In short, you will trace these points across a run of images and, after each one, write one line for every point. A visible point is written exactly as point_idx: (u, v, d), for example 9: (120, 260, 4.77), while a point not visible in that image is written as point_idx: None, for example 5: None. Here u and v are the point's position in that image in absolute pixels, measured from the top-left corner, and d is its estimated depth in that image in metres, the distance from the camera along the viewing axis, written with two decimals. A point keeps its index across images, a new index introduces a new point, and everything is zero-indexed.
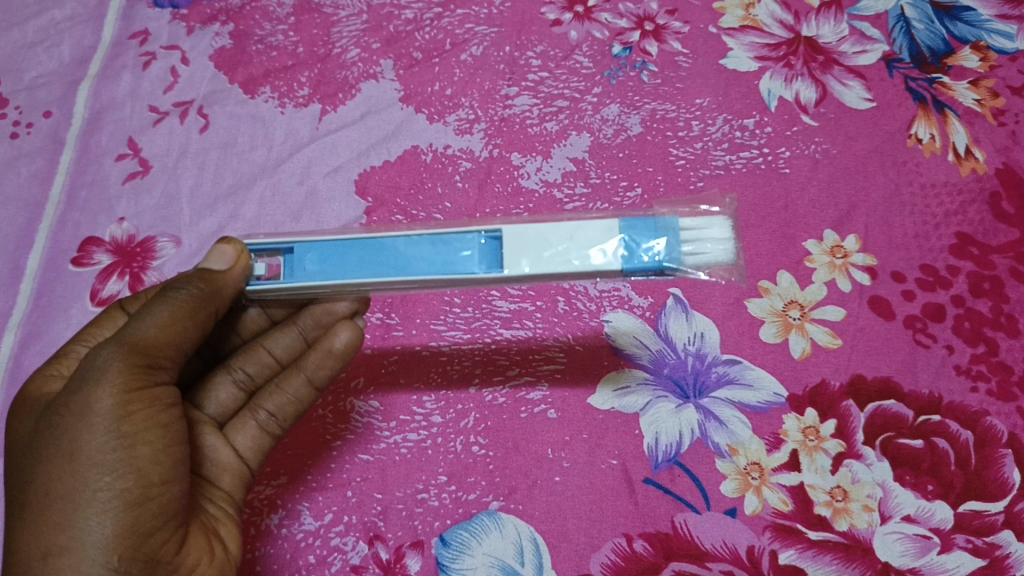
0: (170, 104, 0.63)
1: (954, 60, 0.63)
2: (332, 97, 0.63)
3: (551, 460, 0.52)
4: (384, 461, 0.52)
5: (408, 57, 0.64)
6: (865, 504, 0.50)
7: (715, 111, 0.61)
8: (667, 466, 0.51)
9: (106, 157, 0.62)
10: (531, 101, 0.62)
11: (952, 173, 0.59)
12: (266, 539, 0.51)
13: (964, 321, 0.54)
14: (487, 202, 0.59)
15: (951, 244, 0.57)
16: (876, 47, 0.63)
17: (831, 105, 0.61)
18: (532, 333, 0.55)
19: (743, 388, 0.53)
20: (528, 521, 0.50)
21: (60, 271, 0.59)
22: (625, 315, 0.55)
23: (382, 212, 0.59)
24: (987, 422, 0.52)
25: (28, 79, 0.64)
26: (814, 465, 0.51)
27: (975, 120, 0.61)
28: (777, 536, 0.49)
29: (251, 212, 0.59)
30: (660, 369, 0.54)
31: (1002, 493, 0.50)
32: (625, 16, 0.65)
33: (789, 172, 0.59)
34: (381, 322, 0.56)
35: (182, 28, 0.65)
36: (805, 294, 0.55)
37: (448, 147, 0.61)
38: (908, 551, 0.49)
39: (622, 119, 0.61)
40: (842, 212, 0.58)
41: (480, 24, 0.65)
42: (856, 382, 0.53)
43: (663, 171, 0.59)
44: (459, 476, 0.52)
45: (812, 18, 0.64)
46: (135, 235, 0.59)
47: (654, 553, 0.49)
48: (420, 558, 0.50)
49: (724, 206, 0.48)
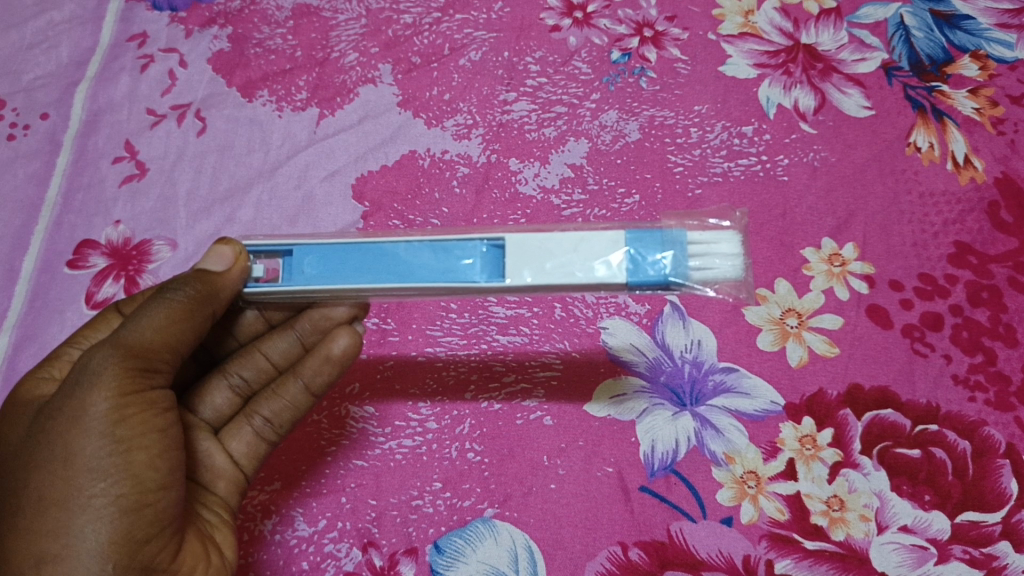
0: (168, 107, 0.63)
1: (954, 68, 0.63)
2: (331, 100, 0.63)
3: (547, 467, 0.51)
4: (379, 467, 0.52)
5: (407, 61, 0.64)
6: (862, 514, 0.49)
7: (713, 118, 0.61)
8: (663, 474, 0.51)
9: (103, 159, 0.62)
10: (530, 106, 0.62)
11: (951, 181, 0.59)
12: (259, 545, 0.50)
13: (963, 330, 0.54)
14: (484, 207, 0.59)
15: (949, 253, 0.57)
16: (875, 55, 0.63)
17: (830, 113, 0.61)
18: (529, 339, 0.55)
19: (739, 396, 0.53)
20: (523, 528, 0.50)
21: (56, 274, 0.58)
22: (622, 322, 0.55)
23: (379, 217, 0.59)
24: (984, 432, 0.51)
25: (26, 81, 0.64)
26: (810, 474, 0.51)
27: (974, 128, 0.61)
28: (772, 545, 0.49)
29: (248, 215, 0.59)
30: (657, 376, 0.54)
31: (1000, 503, 0.50)
32: (624, 22, 0.65)
33: (787, 180, 0.59)
34: (376, 328, 0.56)
35: (180, 31, 0.65)
36: (803, 302, 0.55)
37: (446, 151, 0.61)
38: (904, 562, 0.48)
39: (620, 125, 0.61)
40: (840, 220, 0.58)
41: (479, 29, 0.65)
42: (853, 391, 0.53)
43: (661, 177, 0.59)
44: (454, 482, 0.51)
45: (811, 26, 0.64)
46: (131, 238, 0.59)
47: (649, 562, 0.49)
48: (415, 565, 0.49)
49: (736, 223, 0.48)
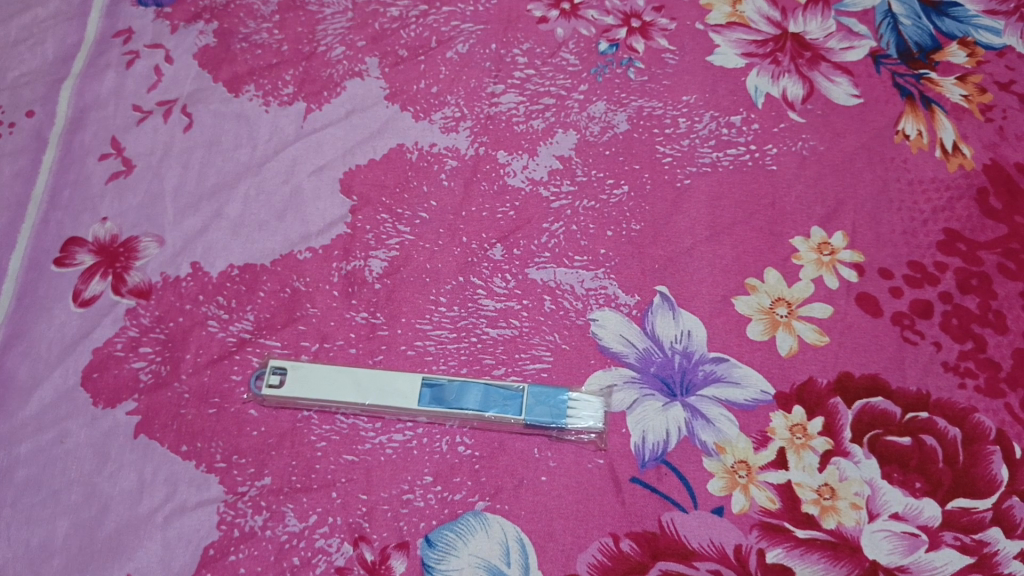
0: (154, 103, 0.63)
1: (942, 55, 0.63)
2: (318, 95, 0.62)
3: (537, 459, 0.51)
4: (369, 461, 0.51)
5: (394, 55, 0.63)
6: (853, 502, 0.49)
7: (702, 108, 0.61)
8: (654, 464, 0.51)
9: (89, 156, 0.61)
10: (518, 98, 0.62)
11: (940, 169, 0.59)
12: (249, 542, 0.49)
13: (953, 317, 0.54)
14: (473, 201, 0.59)
15: (939, 240, 0.56)
16: (863, 43, 0.63)
17: (819, 101, 0.61)
18: (519, 331, 0.55)
19: (729, 385, 0.53)
20: (515, 521, 0.50)
21: (43, 271, 0.57)
22: (612, 313, 0.55)
23: (367, 211, 0.58)
24: (975, 419, 0.52)
25: (11, 79, 0.63)
26: (802, 462, 0.50)
27: (963, 116, 0.60)
28: (764, 534, 0.49)
29: (236, 210, 0.59)
30: (647, 366, 0.53)
31: (990, 489, 0.50)
32: (612, 13, 0.65)
33: (777, 169, 0.59)
34: (366, 322, 0.55)
35: (166, 27, 0.65)
36: (793, 291, 0.55)
37: (434, 145, 0.60)
38: (896, 549, 0.48)
39: (608, 116, 0.61)
40: (829, 209, 0.58)
41: (465, 21, 0.65)
42: (844, 379, 0.53)
43: (649, 168, 0.59)
44: (445, 476, 0.51)
45: (799, 14, 0.64)
46: (118, 235, 0.58)
47: (641, 552, 0.49)
48: (406, 559, 0.49)
49: None
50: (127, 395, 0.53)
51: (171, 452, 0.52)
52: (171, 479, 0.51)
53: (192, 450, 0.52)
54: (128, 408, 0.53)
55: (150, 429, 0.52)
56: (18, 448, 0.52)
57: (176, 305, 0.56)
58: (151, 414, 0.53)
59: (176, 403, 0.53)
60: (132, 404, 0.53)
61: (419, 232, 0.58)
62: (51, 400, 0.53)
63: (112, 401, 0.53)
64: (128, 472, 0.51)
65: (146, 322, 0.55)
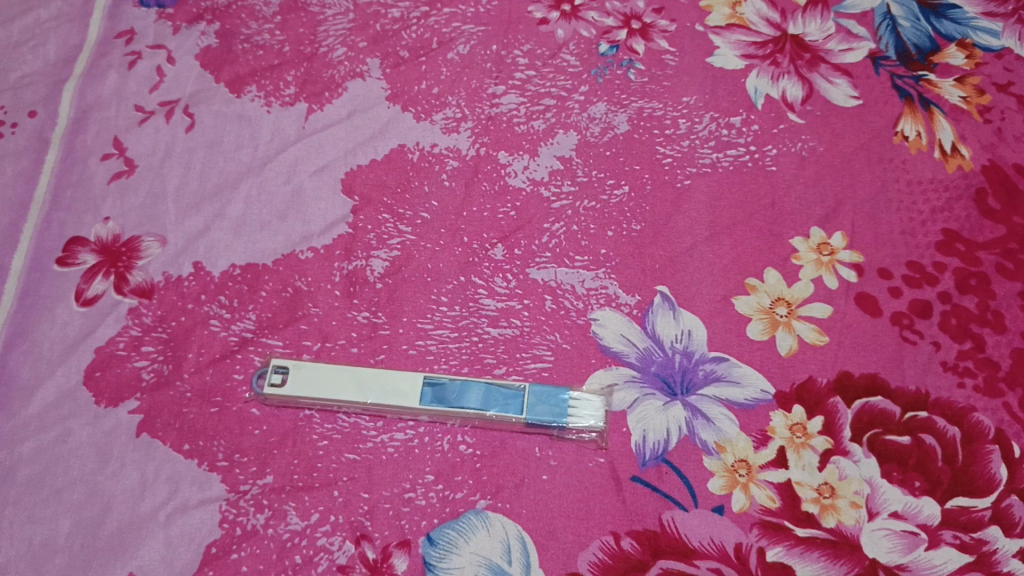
0: (156, 103, 0.63)
1: (941, 57, 0.63)
2: (319, 96, 0.62)
3: (538, 458, 0.52)
4: (371, 460, 0.51)
5: (395, 56, 0.64)
6: (853, 501, 0.50)
7: (702, 109, 0.61)
8: (655, 463, 0.51)
9: (91, 157, 0.61)
10: (519, 98, 0.62)
11: (939, 170, 0.59)
12: (251, 541, 0.49)
13: (951, 317, 0.54)
14: (474, 201, 0.59)
15: (938, 241, 0.57)
16: (862, 45, 0.63)
17: (818, 102, 0.61)
18: (520, 330, 0.55)
19: (730, 384, 0.53)
20: (516, 520, 0.50)
21: (46, 271, 0.57)
22: (612, 312, 0.55)
23: (369, 211, 0.59)
24: (974, 418, 0.52)
25: (13, 79, 0.64)
26: (802, 461, 0.51)
27: (962, 117, 0.61)
28: (764, 532, 0.49)
29: (237, 210, 0.59)
30: (648, 366, 0.54)
31: (989, 488, 0.50)
32: (612, 14, 0.65)
33: (776, 170, 0.59)
34: (368, 322, 0.55)
35: (168, 28, 0.65)
36: (792, 291, 0.55)
37: (436, 145, 0.61)
38: (896, 547, 0.49)
39: (609, 117, 0.61)
40: (828, 210, 0.58)
41: (466, 22, 0.65)
42: (843, 379, 0.53)
43: (650, 169, 0.59)
44: (447, 475, 0.51)
45: (799, 16, 0.65)
46: (121, 235, 0.58)
47: (642, 550, 0.49)
48: (407, 557, 0.49)
49: None
50: (129, 394, 0.53)
51: (173, 451, 0.52)
52: (173, 478, 0.51)
53: (194, 449, 0.52)
54: (130, 407, 0.53)
55: (152, 428, 0.52)
56: (20, 447, 0.52)
57: (178, 305, 0.56)
58: (153, 413, 0.53)
59: (178, 402, 0.53)
60: (134, 403, 0.53)
61: (421, 232, 0.58)
62: (53, 399, 0.53)
63: (114, 400, 0.53)
64: (131, 471, 0.51)
65: (148, 321, 0.55)
